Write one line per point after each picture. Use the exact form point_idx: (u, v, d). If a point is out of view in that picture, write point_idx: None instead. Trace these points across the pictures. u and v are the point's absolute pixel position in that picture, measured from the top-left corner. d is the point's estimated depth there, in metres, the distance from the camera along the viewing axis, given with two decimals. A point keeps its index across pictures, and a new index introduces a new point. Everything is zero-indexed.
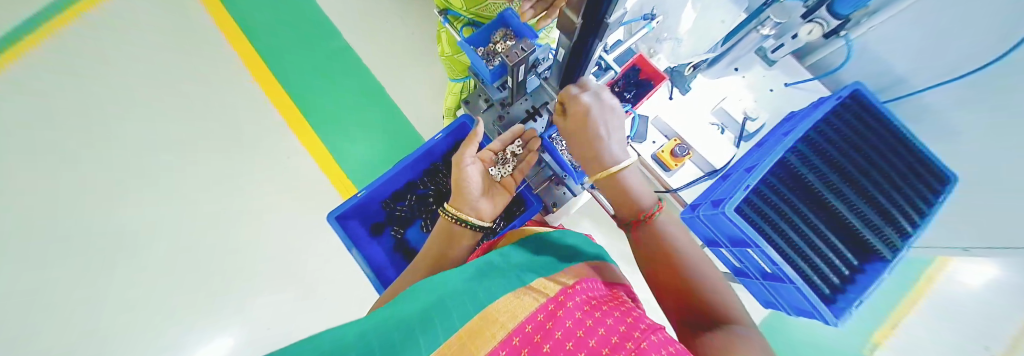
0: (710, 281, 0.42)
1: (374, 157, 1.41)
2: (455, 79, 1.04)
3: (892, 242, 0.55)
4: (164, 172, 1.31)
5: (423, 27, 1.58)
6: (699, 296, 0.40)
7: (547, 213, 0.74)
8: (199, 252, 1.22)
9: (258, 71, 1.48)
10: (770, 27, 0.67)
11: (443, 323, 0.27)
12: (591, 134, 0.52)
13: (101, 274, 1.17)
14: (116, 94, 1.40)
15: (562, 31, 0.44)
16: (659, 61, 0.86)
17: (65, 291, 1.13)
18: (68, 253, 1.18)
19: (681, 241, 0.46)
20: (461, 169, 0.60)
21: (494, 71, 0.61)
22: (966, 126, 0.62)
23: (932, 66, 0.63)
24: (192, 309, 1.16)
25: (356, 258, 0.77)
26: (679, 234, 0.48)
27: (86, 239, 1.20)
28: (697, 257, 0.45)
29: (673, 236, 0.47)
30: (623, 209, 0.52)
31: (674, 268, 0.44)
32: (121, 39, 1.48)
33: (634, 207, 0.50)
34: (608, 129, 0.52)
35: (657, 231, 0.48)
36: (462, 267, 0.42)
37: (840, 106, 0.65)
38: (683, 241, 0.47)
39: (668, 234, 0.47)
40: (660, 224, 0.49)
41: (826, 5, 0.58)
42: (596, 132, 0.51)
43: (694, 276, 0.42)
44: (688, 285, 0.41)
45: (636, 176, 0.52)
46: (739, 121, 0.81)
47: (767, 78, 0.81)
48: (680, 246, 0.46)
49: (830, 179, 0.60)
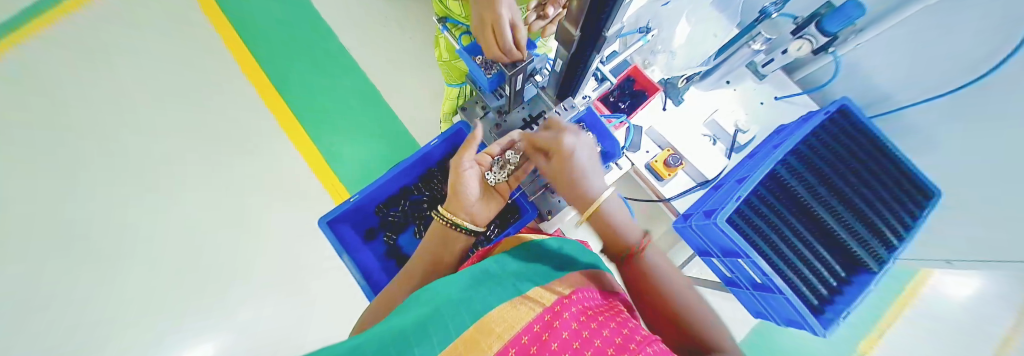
0: (708, 320, 0.40)
1: (368, 160, 1.40)
2: (451, 84, 1.03)
3: (878, 254, 0.56)
4: (149, 171, 1.28)
5: (420, 32, 1.59)
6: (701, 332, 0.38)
7: (541, 220, 0.74)
8: (184, 255, 1.19)
9: (251, 71, 1.47)
10: (761, 43, 0.70)
11: (437, 332, 0.26)
12: (570, 173, 0.54)
13: (69, 275, 1.10)
14: (101, 89, 1.36)
15: (560, 42, 0.45)
16: (653, 72, 0.90)
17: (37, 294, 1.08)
18: (36, 252, 1.12)
19: (664, 271, 0.47)
20: (457, 173, 0.57)
21: (492, 80, 0.61)
22: (948, 142, 0.64)
23: (914, 83, 0.66)
24: (170, 313, 1.12)
25: (346, 263, 0.76)
26: (666, 266, 0.48)
27: (57, 238, 1.14)
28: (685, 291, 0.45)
29: (662, 267, 0.48)
30: (610, 246, 0.53)
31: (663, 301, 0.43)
32: (109, 34, 1.44)
33: (622, 245, 0.51)
34: (584, 167, 0.55)
35: (647, 265, 0.48)
36: (457, 276, 0.42)
37: (828, 121, 0.67)
38: (668, 270, 0.47)
39: (656, 265, 0.48)
40: (649, 257, 0.49)
41: (815, 22, 0.62)
42: (570, 171, 0.54)
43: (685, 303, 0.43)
44: (683, 318, 0.41)
45: (619, 208, 0.54)
46: (730, 133, 0.83)
47: (756, 91, 0.83)
48: (664, 276, 0.46)
49: (819, 192, 0.62)
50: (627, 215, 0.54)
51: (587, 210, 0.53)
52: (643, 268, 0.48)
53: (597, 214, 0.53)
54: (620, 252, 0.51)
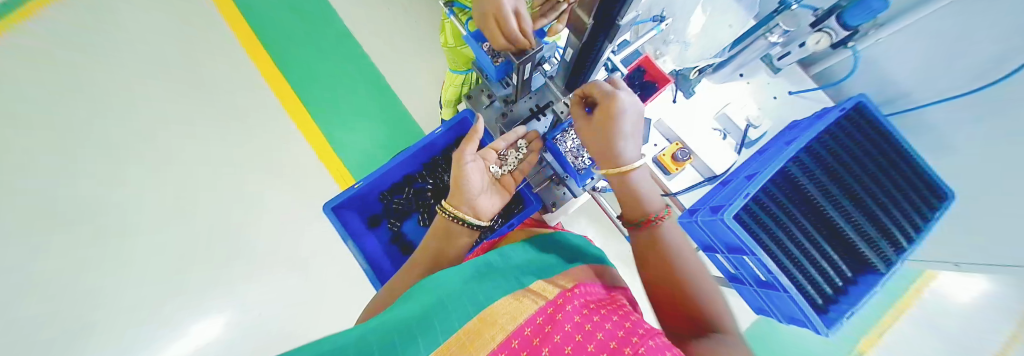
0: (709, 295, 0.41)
1: (373, 149, 1.40)
2: (457, 71, 1.01)
3: (886, 255, 0.55)
4: (153, 153, 1.27)
5: (427, 18, 1.56)
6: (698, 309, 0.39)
7: (545, 212, 0.72)
8: (189, 237, 1.19)
9: (257, 55, 1.46)
10: (779, 36, 0.67)
11: (442, 323, 0.26)
12: (616, 130, 0.49)
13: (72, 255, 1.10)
14: (105, 70, 1.35)
15: (571, 27, 0.43)
16: (665, 63, 0.87)
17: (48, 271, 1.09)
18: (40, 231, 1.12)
19: (677, 243, 0.47)
20: (461, 167, 0.58)
21: (499, 68, 0.60)
22: (964, 145, 0.62)
23: (935, 84, 0.63)
24: (175, 295, 1.13)
25: (351, 249, 0.76)
26: (678, 237, 0.48)
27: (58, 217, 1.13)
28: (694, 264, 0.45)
29: (675, 241, 0.47)
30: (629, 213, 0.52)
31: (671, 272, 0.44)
32: (115, 16, 1.44)
33: (641, 210, 0.50)
34: (631, 131, 0.51)
35: (660, 236, 0.48)
36: (460, 267, 0.42)
37: (843, 118, 0.65)
38: (683, 247, 0.47)
39: (671, 239, 0.47)
40: (666, 229, 0.48)
41: (835, 15, 0.60)
42: (617, 132, 0.50)
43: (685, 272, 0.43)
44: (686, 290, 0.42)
45: (645, 178, 0.52)
46: (742, 128, 0.80)
47: (771, 85, 0.81)
48: (680, 251, 0.46)
49: (830, 191, 0.61)
50: (651, 186, 0.53)
51: (610, 170, 0.51)
52: (659, 238, 0.48)
53: (620, 177, 0.50)
54: (637, 215, 0.50)
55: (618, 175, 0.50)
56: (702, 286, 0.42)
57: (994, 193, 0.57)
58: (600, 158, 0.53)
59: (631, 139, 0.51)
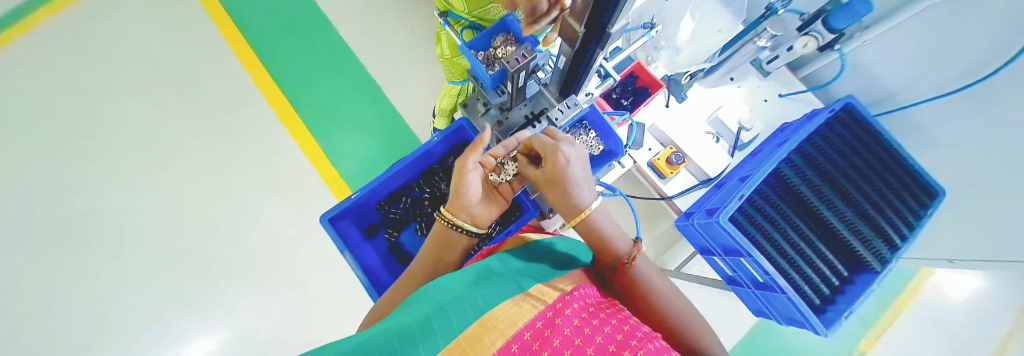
0: (695, 326, 0.42)
1: (370, 159, 1.40)
2: (453, 82, 1.02)
3: (881, 254, 0.56)
4: (148, 167, 1.27)
5: (422, 28, 1.58)
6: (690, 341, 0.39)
7: (542, 218, 0.75)
8: (184, 250, 1.18)
9: (252, 67, 1.47)
10: (767, 40, 0.70)
11: (442, 329, 0.26)
12: (564, 184, 0.49)
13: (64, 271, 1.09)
14: (99, 84, 1.35)
15: (564, 38, 0.44)
16: (658, 68, 0.88)
17: (40, 287, 1.08)
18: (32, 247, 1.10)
19: (654, 281, 0.47)
20: (461, 174, 0.57)
21: (494, 76, 0.61)
22: (951, 142, 0.63)
23: (922, 83, 0.65)
24: (169, 310, 1.11)
25: (348, 261, 0.75)
26: (654, 276, 0.48)
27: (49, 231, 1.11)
28: (674, 299, 0.45)
29: (649, 276, 0.48)
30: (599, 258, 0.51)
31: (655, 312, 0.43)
32: (108, 30, 1.43)
33: (611, 256, 0.49)
34: (580, 176, 0.50)
35: (637, 277, 0.47)
36: (460, 272, 0.42)
37: (832, 119, 0.66)
38: (661, 284, 0.47)
39: (643, 275, 0.47)
40: (639, 269, 0.48)
41: (822, 19, 0.61)
42: (567, 182, 0.49)
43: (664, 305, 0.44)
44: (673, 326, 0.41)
45: (607, 217, 0.51)
46: (734, 131, 0.81)
47: (761, 88, 0.82)
48: (657, 288, 0.46)
49: (823, 191, 0.61)
50: (616, 226, 0.52)
51: (575, 221, 0.50)
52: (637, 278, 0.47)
53: (583, 225, 0.50)
54: (607, 263, 0.49)
55: (581, 224, 0.50)
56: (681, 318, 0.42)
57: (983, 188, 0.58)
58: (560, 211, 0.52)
59: (582, 186, 0.50)
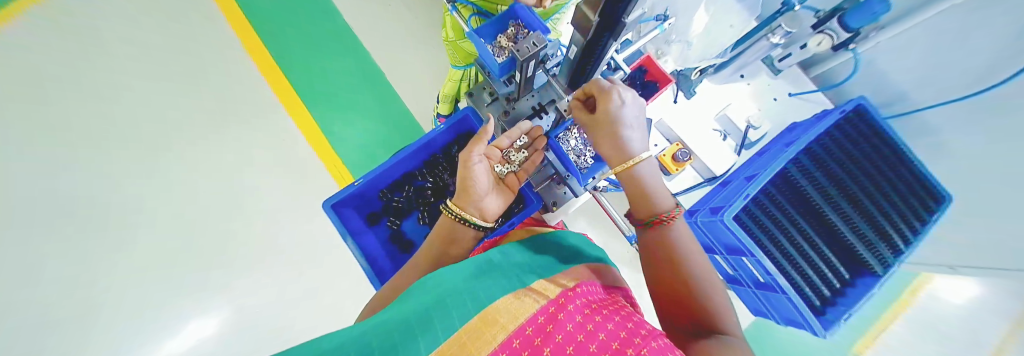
0: (714, 294, 0.42)
1: (372, 146, 1.39)
2: (456, 66, 1.01)
3: (884, 258, 0.56)
4: (146, 147, 1.25)
5: (426, 13, 1.55)
6: (704, 306, 0.40)
7: (546, 211, 0.72)
8: (184, 233, 1.18)
9: (254, 50, 1.45)
10: (781, 36, 0.66)
11: (443, 322, 0.26)
12: (617, 126, 0.48)
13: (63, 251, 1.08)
14: (96, 62, 1.32)
15: (577, 27, 0.43)
16: (667, 63, 0.88)
17: None
18: None
19: (685, 239, 0.47)
20: (468, 167, 0.57)
21: (501, 65, 0.59)
22: (960, 147, 0.62)
23: (936, 86, 0.64)
24: (170, 292, 1.11)
25: (350, 247, 0.76)
26: (688, 237, 0.47)
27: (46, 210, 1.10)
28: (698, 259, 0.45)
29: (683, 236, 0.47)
30: (640, 211, 0.50)
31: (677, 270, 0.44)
32: (107, 10, 1.41)
33: (649, 210, 0.48)
34: (633, 123, 0.50)
35: (670, 237, 0.46)
36: (461, 265, 0.42)
37: (842, 120, 0.65)
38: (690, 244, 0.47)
39: (681, 232, 0.47)
40: (677, 228, 0.47)
41: (837, 16, 0.59)
42: (619, 125, 0.48)
43: (699, 279, 0.43)
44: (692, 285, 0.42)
45: (655, 172, 0.50)
46: (741, 130, 0.80)
47: (771, 87, 0.81)
48: (685, 247, 0.46)
49: (829, 192, 0.61)
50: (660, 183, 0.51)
51: (622, 167, 0.48)
52: (666, 239, 0.47)
53: (632, 173, 0.48)
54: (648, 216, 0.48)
55: (630, 170, 0.48)
56: (711, 290, 0.42)
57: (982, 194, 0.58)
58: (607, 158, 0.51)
59: (634, 135, 0.49)
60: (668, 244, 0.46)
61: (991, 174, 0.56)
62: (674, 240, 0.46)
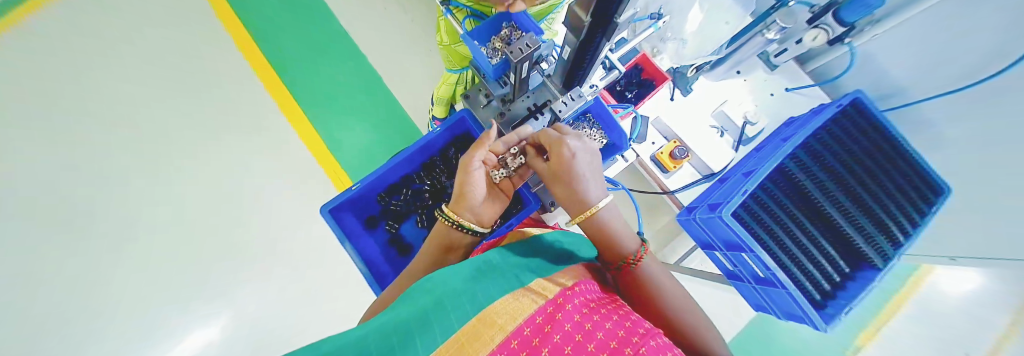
0: (698, 328, 0.41)
1: (371, 149, 1.40)
2: (451, 69, 1.01)
3: (884, 251, 0.56)
4: (146, 155, 1.26)
5: (423, 15, 1.55)
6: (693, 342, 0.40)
7: (543, 212, 0.74)
8: (185, 239, 1.18)
9: (252, 55, 1.46)
10: (776, 32, 0.66)
11: (441, 324, 0.26)
12: (569, 177, 0.51)
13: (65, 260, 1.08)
14: (93, 71, 1.32)
15: (570, 29, 0.43)
16: (662, 60, 0.90)
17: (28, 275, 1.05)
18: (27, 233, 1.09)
19: (658, 277, 0.47)
20: (467, 172, 0.56)
21: (496, 67, 0.59)
22: (958, 137, 0.62)
23: (932, 77, 0.64)
24: (172, 299, 1.11)
25: (349, 251, 0.76)
26: (660, 274, 0.48)
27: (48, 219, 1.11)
28: (675, 295, 0.46)
29: (656, 274, 0.48)
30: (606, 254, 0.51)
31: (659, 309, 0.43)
32: (104, 18, 1.41)
33: (615, 254, 0.49)
34: (587, 172, 0.52)
35: (642, 275, 0.47)
36: (460, 266, 0.42)
37: (839, 114, 0.65)
38: (664, 280, 0.47)
39: (653, 274, 0.47)
40: (645, 268, 0.48)
41: (832, 11, 0.59)
42: (572, 176, 0.51)
43: (681, 314, 0.43)
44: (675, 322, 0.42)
45: (615, 216, 0.51)
46: (739, 125, 0.81)
47: (767, 82, 0.81)
48: (660, 285, 0.46)
49: (827, 186, 0.61)
50: (623, 223, 0.52)
51: (578, 217, 0.51)
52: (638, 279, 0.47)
53: (588, 221, 0.51)
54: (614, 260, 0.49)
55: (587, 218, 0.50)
56: (694, 324, 0.42)
57: (981, 184, 0.58)
58: (566, 205, 0.54)
59: (586, 182, 0.51)
60: (642, 284, 0.46)
61: (985, 163, 0.57)
62: (649, 280, 0.47)
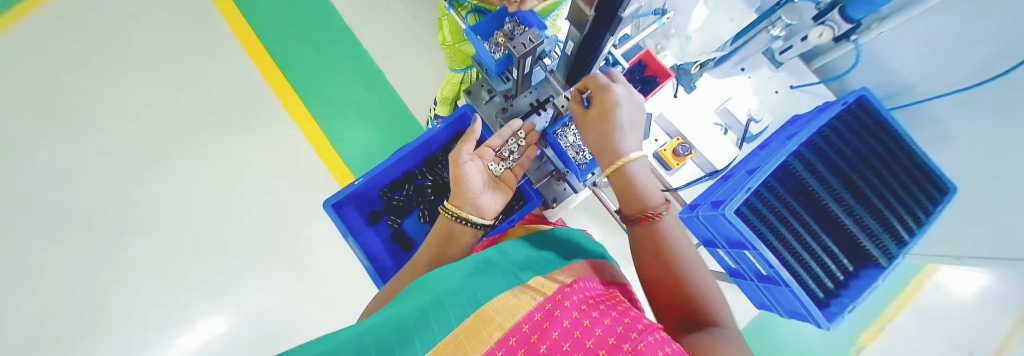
0: (708, 290, 0.42)
1: (373, 146, 1.40)
2: (455, 69, 1.02)
3: (888, 250, 0.55)
4: (152, 150, 1.27)
5: (425, 12, 1.55)
6: (696, 302, 0.40)
7: (546, 208, 0.73)
8: (190, 234, 1.20)
9: (255, 51, 1.46)
10: (781, 28, 0.67)
11: (440, 321, 0.26)
12: (611, 125, 0.50)
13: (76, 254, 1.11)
14: (101, 68, 1.34)
15: (574, 23, 0.43)
16: (666, 57, 0.85)
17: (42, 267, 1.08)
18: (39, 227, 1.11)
19: (675, 237, 0.47)
20: (457, 166, 0.59)
21: (499, 62, 0.59)
22: (964, 136, 0.62)
23: (938, 76, 0.63)
24: (178, 292, 1.13)
25: (352, 247, 0.77)
26: (678, 235, 0.47)
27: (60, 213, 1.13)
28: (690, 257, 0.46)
29: (674, 233, 0.48)
30: (629, 208, 0.51)
31: (669, 267, 0.44)
32: (110, 15, 1.42)
33: (638, 207, 0.48)
34: (627, 123, 0.51)
35: (660, 232, 0.47)
36: (460, 263, 0.42)
37: (845, 111, 0.64)
38: (681, 241, 0.47)
39: (671, 232, 0.47)
40: (665, 224, 0.47)
41: (838, 8, 0.58)
42: (613, 124, 0.50)
43: (691, 275, 0.43)
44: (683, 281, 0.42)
45: (647, 175, 0.51)
46: (743, 123, 0.80)
47: (773, 79, 0.80)
48: (676, 245, 0.46)
49: (831, 184, 0.60)
50: (650, 180, 0.51)
51: (612, 167, 0.49)
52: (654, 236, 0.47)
53: (622, 172, 0.49)
54: (636, 212, 0.49)
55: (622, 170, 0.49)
56: (703, 284, 0.42)
57: (987, 183, 0.58)
58: (600, 157, 0.52)
59: (627, 133, 0.51)
60: (657, 239, 0.47)
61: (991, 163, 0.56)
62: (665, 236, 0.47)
